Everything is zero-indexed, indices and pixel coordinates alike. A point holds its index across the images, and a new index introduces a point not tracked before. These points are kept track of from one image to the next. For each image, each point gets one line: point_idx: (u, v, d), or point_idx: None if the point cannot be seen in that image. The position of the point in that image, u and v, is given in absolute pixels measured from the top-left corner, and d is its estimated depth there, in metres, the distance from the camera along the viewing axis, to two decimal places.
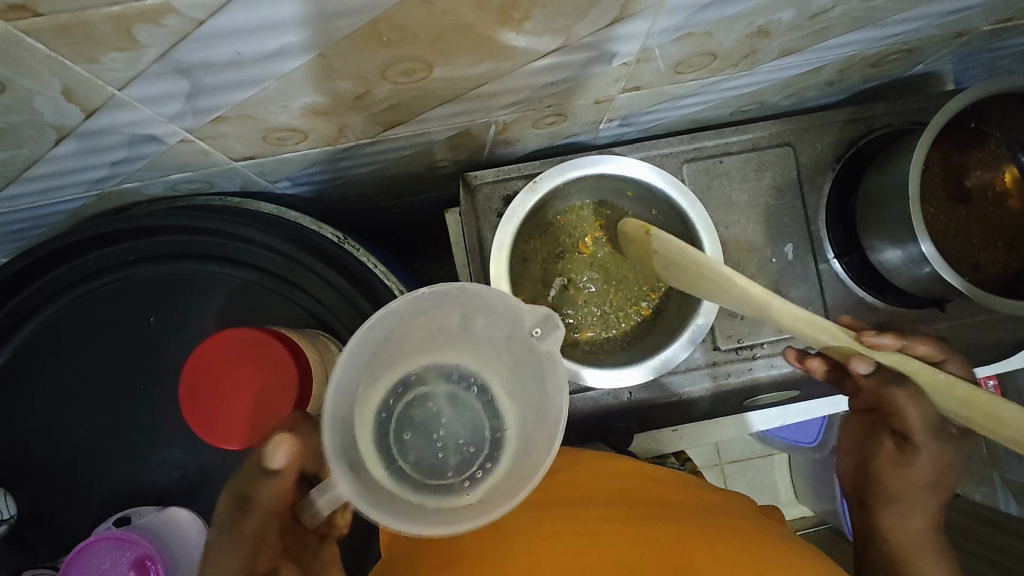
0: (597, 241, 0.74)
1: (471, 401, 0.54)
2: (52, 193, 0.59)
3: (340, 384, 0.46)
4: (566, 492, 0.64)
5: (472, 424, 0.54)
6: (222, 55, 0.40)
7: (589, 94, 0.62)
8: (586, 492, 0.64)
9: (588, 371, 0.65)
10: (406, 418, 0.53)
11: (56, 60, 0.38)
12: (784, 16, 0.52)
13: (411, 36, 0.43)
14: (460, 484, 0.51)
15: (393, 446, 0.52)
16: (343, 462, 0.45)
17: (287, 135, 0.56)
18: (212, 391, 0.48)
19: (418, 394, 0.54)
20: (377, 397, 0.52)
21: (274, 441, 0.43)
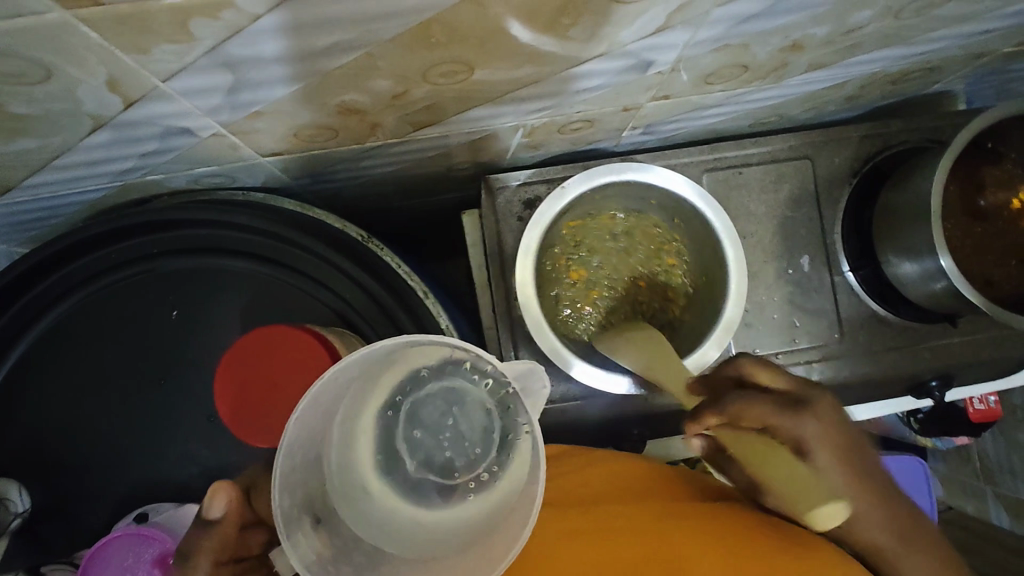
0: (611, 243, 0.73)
1: (478, 403, 0.49)
2: (75, 183, 0.58)
3: (289, 448, 0.43)
4: (575, 489, 0.65)
5: (479, 427, 0.49)
6: (271, 51, 0.40)
7: (619, 101, 0.62)
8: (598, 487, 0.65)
9: (584, 369, 0.67)
10: (414, 414, 0.50)
11: (106, 50, 0.37)
12: (819, 31, 0.53)
13: (459, 39, 0.43)
14: (464, 487, 0.48)
15: (398, 447, 0.50)
16: (305, 517, 0.45)
17: (318, 132, 0.56)
18: (242, 390, 0.48)
19: (423, 392, 0.50)
20: (377, 400, 0.49)
21: (211, 489, 0.45)
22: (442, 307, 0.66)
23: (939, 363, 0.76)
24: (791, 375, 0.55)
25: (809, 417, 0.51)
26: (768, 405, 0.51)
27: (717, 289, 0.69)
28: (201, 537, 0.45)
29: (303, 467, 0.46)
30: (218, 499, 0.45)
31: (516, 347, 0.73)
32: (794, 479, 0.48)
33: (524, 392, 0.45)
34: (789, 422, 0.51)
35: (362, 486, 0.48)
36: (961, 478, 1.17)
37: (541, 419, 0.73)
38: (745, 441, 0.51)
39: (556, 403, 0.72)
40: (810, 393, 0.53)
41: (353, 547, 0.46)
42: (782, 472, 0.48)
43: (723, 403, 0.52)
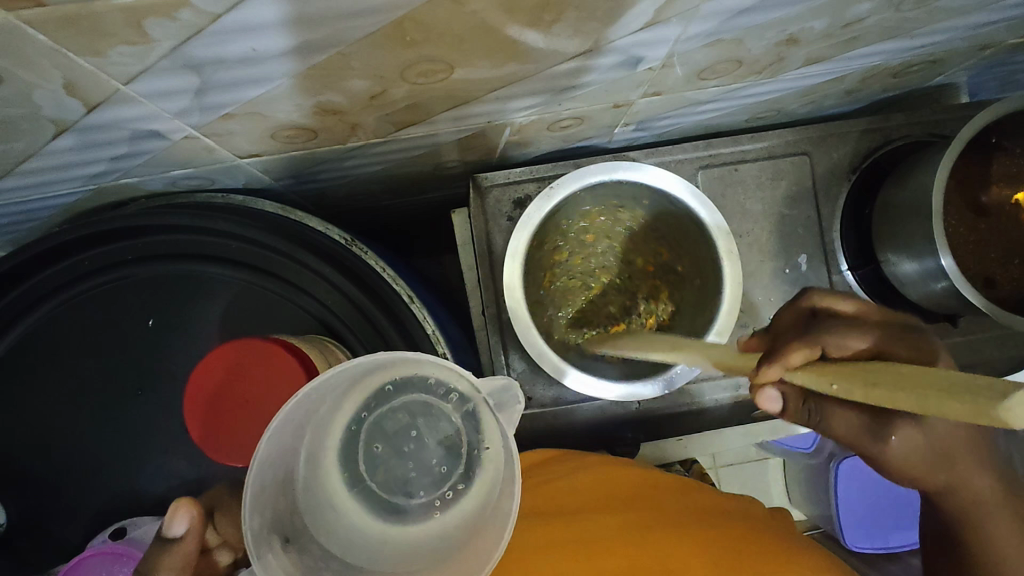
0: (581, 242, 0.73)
1: (442, 418, 0.48)
2: (45, 187, 0.56)
3: (263, 466, 0.43)
4: (574, 495, 0.63)
5: (443, 442, 0.48)
6: (237, 51, 0.38)
7: (608, 98, 0.60)
8: (588, 493, 0.63)
9: (573, 373, 0.65)
10: (377, 430, 0.49)
11: (58, 52, 0.35)
12: (817, 24, 0.50)
13: (436, 36, 0.41)
14: (431, 505, 0.47)
15: (361, 464, 0.48)
16: (275, 537, 0.44)
17: (296, 134, 0.54)
18: (214, 402, 0.46)
19: (386, 408, 0.48)
20: (340, 415, 0.48)
21: (171, 509, 0.45)
22: (429, 311, 0.64)
23: None
24: (870, 303, 0.47)
25: (905, 346, 0.42)
26: (863, 330, 0.42)
27: (711, 292, 0.66)
28: (161, 557, 0.46)
29: (275, 485, 0.45)
30: (177, 515, 0.45)
31: (506, 350, 0.71)
32: (874, 370, 0.33)
33: (499, 408, 0.45)
34: (891, 344, 0.42)
35: (334, 496, 0.47)
36: None
37: (533, 423, 0.72)
38: (816, 375, 0.37)
39: (547, 407, 0.71)
40: (870, 319, 0.46)
41: (324, 564, 0.45)
42: (872, 380, 0.35)
43: (816, 335, 0.42)
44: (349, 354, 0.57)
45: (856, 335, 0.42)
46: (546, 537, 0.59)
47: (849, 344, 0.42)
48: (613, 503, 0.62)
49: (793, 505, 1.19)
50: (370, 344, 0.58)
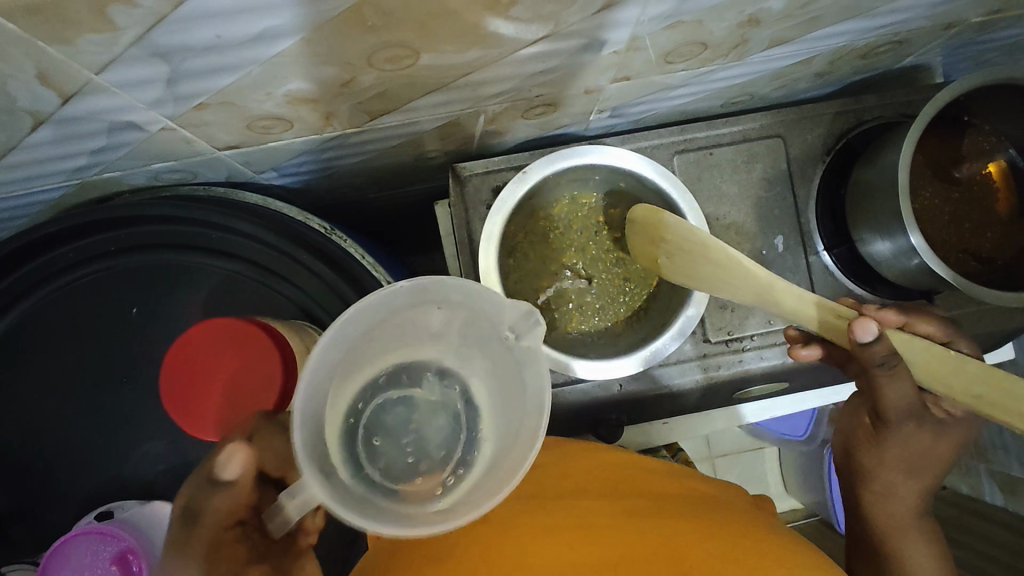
0: (564, 241, 0.72)
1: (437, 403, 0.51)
2: (30, 182, 0.57)
3: (309, 398, 0.44)
4: (573, 487, 0.62)
5: (440, 431, 0.50)
6: (203, 39, 0.39)
7: (579, 83, 0.61)
8: (580, 483, 0.63)
9: (580, 362, 0.65)
10: (372, 424, 0.50)
11: (29, 42, 0.37)
12: (775, 4, 0.51)
13: (396, 20, 0.42)
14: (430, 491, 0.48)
15: (362, 453, 0.49)
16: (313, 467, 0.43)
17: (271, 124, 0.55)
18: (187, 381, 0.47)
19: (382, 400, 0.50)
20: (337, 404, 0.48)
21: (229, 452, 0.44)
22: None
23: None
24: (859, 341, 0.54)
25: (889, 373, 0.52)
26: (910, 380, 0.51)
27: None
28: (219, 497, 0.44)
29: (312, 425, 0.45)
30: (235, 464, 0.44)
31: None
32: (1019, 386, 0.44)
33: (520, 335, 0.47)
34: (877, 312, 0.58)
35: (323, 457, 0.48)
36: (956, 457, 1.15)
37: None
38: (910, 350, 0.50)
39: None
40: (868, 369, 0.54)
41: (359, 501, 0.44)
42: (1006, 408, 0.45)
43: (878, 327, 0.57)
44: None
45: (968, 344, 0.59)
46: (540, 525, 0.56)
47: (901, 388, 0.51)
48: (604, 491, 0.61)
49: (788, 493, 1.20)
50: None
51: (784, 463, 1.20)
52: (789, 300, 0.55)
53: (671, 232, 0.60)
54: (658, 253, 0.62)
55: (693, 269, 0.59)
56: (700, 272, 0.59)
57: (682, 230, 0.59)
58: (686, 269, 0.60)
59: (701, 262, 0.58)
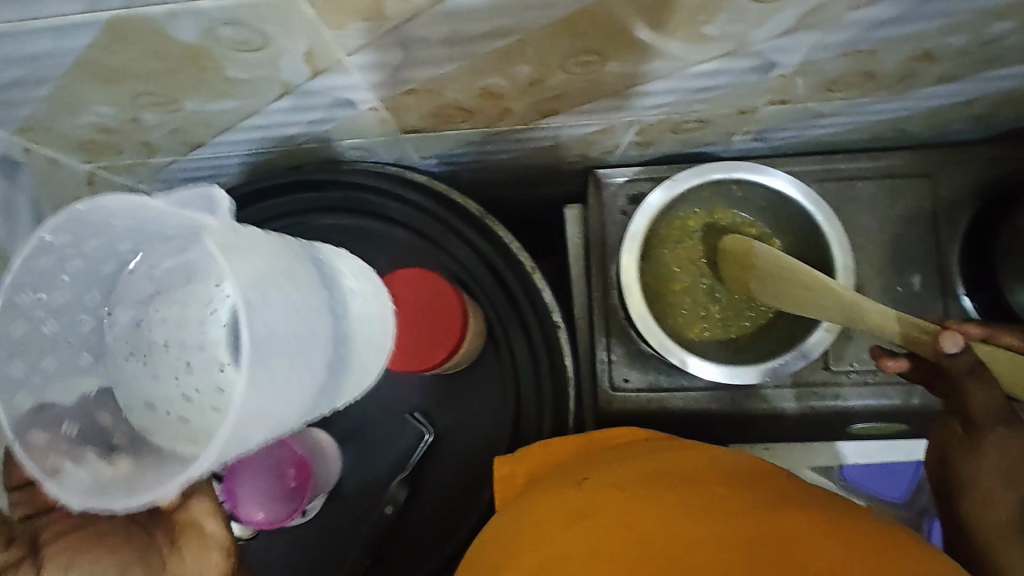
0: (702, 254, 0.73)
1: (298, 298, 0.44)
2: (250, 144, 0.68)
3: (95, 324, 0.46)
4: (543, 459, 0.57)
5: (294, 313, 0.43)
6: (443, 32, 0.47)
7: (737, 103, 0.64)
8: (642, 472, 0.51)
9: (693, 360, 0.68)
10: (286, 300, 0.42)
11: (315, 24, 0.45)
12: (955, 40, 0.53)
13: (602, 28, 0.48)
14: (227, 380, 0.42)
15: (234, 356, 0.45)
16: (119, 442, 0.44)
17: (457, 113, 0.63)
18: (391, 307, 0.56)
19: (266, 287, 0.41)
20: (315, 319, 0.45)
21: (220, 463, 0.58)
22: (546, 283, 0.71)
23: None
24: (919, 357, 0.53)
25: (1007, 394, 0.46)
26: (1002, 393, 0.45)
27: None
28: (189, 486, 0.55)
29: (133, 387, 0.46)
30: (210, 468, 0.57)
31: (608, 334, 0.77)
32: None
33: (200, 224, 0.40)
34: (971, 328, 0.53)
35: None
36: None
37: (623, 407, 0.76)
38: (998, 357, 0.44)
39: (643, 394, 0.76)
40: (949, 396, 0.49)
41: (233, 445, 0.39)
42: None
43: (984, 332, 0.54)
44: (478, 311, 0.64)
45: None
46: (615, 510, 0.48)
47: (993, 400, 0.45)
48: (677, 481, 0.50)
49: None
50: (497, 305, 0.65)
51: None
52: (884, 320, 0.49)
53: (761, 261, 0.61)
54: (750, 276, 0.63)
55: (783, 292, 0.59)
56: (792, 294, 0.58)
57: (768, 258, 0.60)
58: (777, 292, 0.60)
59: (789, 280, 0.57)
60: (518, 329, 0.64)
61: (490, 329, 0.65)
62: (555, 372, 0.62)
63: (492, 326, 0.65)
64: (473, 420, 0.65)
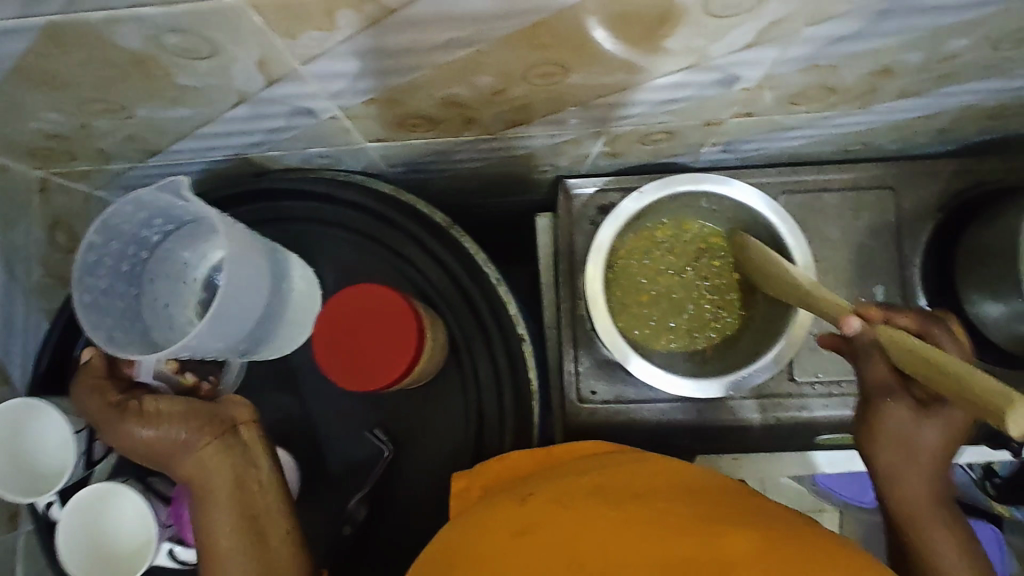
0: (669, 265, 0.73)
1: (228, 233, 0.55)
2: (209, 151, 0.66)
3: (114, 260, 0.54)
4: (504, 473, 0.56)
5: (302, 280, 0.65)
6: (399, 42, 0.46)
7: (703, 115, 0.64)
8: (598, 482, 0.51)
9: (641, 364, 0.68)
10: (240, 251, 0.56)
11: (265, 33, 0.44)
12: (913, 56, 0.53)
13: (561, 41, 0.47)
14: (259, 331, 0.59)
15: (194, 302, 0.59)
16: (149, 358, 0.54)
17: (420, 123, 0.62)
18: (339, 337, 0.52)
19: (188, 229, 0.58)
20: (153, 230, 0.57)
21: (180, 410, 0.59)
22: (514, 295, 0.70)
23: None
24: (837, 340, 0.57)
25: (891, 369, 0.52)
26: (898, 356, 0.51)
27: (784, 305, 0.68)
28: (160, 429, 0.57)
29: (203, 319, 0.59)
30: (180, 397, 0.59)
31: (576, 345, 0.77)
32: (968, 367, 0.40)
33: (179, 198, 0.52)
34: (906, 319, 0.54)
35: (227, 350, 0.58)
36: None
37: (591, 418, 0.76)
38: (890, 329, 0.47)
39: (610, 404, 0.76)
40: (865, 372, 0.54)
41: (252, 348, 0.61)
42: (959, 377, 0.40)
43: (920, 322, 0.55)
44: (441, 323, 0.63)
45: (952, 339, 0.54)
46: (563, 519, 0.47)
47: (883, 369, 0.51)
48: (631, 493, 0.49)
49: None
50: (462, 318, 0.64)
51: None
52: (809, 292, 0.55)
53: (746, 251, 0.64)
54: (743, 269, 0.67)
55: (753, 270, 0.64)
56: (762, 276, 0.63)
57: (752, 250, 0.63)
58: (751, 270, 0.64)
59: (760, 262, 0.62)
60: (482, 343, 0.63)
61: (454, 341, 0.64)
62: (518, 384, 0.62)
63: (454, 339, 0.64)
64: (435, 435, 0.63)
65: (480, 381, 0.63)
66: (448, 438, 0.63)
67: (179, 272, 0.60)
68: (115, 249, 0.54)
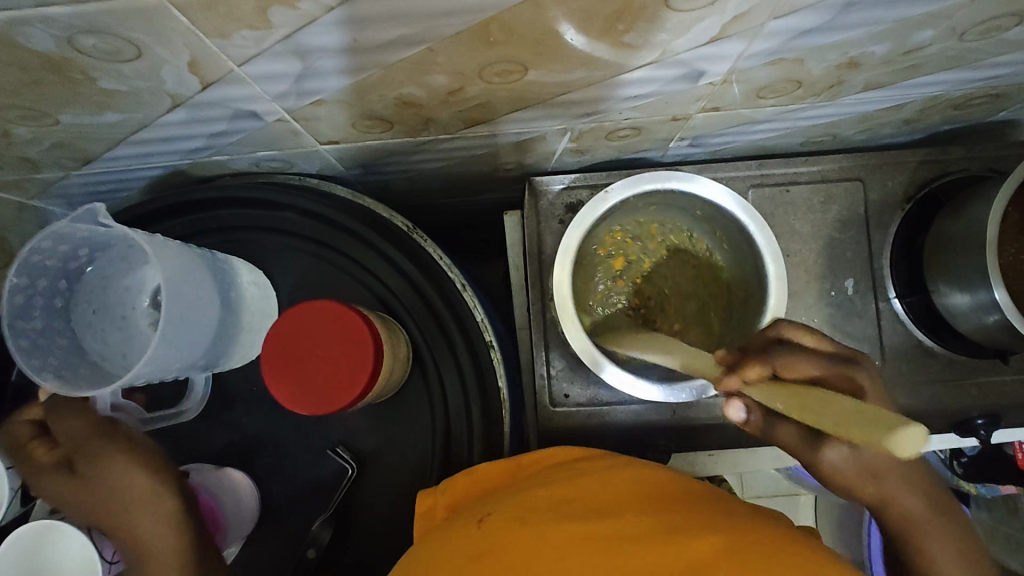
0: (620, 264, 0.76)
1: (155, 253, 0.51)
2: (148, 158, 0.62)
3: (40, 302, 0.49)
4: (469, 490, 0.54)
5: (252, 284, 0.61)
6: (342, 41, 0.43)
7: (669, 110, 0.62)
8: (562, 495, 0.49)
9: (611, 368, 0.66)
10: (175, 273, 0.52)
11: (192, 33, 0.40)
12: (879, 49, 0.52)
13: (517, 38, 0.45)
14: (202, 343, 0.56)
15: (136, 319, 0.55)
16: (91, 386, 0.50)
17: (374, 124, 0.59)
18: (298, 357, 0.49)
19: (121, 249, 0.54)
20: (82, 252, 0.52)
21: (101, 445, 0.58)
22: (481, 300, 0.67)
23: (986, 401, 0.73)
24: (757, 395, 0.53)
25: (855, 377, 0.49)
26: (814, 358, 0.49)
27: (754, 302, 0.67)
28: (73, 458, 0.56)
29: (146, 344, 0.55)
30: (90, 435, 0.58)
31: (547, 347, 0.75)
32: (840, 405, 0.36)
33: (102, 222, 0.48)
34: (835, 373, 0.49)
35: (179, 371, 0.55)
36: (1005, 529, 1.06)
37: (565, 422, 0.74)
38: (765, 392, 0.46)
39: (583, 407, 0.74)
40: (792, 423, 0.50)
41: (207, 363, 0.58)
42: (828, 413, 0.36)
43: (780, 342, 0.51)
44: (403, 333, 0.61)
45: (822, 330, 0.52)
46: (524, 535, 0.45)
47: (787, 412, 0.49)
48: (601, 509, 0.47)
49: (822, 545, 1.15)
50: (425, 327, 0.61)
51: (820, 514, 1.15)
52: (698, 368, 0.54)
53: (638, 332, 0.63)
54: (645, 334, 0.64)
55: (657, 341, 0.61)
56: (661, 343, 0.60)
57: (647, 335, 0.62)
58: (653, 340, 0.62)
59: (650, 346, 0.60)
60: (448, 353, 0.61)
61: (417, 351, 0.61)
62: (487, 395, 0.60)
63: (418, 349, 0.61)
64: (401, 450, 0.61)
65: (447, 392, 0.60)
66: (416, 453, 0.61)
67: (120, 298, 0.55)
68: (44, 285, 0.50)
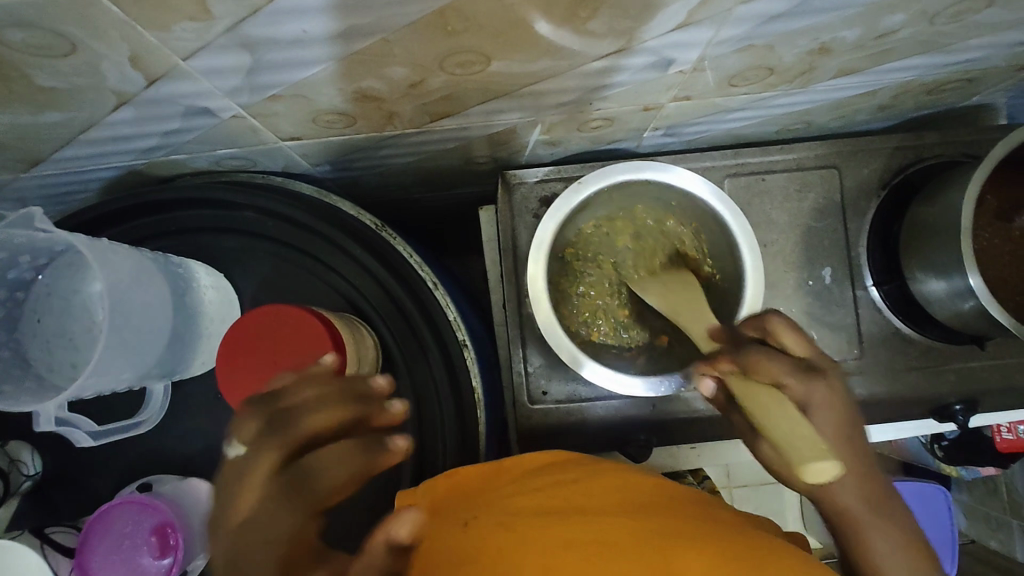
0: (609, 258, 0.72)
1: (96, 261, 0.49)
2: (102, 159, 0.59)
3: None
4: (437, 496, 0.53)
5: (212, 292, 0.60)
6: (290, 32, 0.41)
7: (640, 99, 0.61)
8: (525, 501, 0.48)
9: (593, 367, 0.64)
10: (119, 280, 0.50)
11: (129, 26, 0.38)
12: (849, 34, 0.51)
13: (475, 27, 0.43)
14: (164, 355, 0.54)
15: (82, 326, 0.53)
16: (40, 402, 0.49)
17: (336, 119, 0.57)
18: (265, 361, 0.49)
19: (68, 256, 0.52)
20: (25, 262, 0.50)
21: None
22: (453, 298, 0.66)
23: (964, 386, 0.73)
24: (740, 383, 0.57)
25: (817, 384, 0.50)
26: (784, 363, 0.50)
27: (732, 294, 0.66)
28: None
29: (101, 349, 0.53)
30: None
31: (525, 344, 0.73)
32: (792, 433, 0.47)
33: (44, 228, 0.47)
34: (801, 384, 0.49)
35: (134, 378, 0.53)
36: (986, 510, 1.07)
37: (543, 420, 0.73)
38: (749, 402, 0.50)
39: (561, 404, 0.73)
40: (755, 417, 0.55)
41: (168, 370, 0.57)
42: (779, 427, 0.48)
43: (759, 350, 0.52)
44: (373, 335, 0.59)
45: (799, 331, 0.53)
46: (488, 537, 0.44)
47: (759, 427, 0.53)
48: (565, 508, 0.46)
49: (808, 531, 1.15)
50: (395, 328, 0.60)
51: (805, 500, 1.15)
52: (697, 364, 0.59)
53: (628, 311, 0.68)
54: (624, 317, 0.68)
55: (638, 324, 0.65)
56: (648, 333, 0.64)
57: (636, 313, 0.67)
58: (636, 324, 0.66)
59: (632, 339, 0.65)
60: (419, 354, 0.59)
61: (388, 352, 0.60)
62: (460, 395, 0.59)
63: (389, 350, 0.60)
64: None
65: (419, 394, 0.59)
66: None
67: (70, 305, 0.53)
68: None
